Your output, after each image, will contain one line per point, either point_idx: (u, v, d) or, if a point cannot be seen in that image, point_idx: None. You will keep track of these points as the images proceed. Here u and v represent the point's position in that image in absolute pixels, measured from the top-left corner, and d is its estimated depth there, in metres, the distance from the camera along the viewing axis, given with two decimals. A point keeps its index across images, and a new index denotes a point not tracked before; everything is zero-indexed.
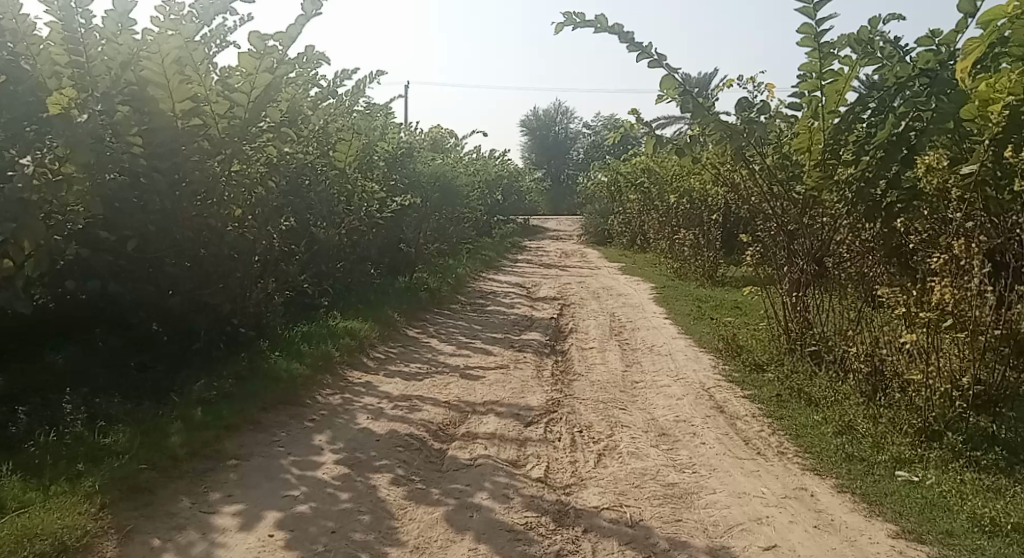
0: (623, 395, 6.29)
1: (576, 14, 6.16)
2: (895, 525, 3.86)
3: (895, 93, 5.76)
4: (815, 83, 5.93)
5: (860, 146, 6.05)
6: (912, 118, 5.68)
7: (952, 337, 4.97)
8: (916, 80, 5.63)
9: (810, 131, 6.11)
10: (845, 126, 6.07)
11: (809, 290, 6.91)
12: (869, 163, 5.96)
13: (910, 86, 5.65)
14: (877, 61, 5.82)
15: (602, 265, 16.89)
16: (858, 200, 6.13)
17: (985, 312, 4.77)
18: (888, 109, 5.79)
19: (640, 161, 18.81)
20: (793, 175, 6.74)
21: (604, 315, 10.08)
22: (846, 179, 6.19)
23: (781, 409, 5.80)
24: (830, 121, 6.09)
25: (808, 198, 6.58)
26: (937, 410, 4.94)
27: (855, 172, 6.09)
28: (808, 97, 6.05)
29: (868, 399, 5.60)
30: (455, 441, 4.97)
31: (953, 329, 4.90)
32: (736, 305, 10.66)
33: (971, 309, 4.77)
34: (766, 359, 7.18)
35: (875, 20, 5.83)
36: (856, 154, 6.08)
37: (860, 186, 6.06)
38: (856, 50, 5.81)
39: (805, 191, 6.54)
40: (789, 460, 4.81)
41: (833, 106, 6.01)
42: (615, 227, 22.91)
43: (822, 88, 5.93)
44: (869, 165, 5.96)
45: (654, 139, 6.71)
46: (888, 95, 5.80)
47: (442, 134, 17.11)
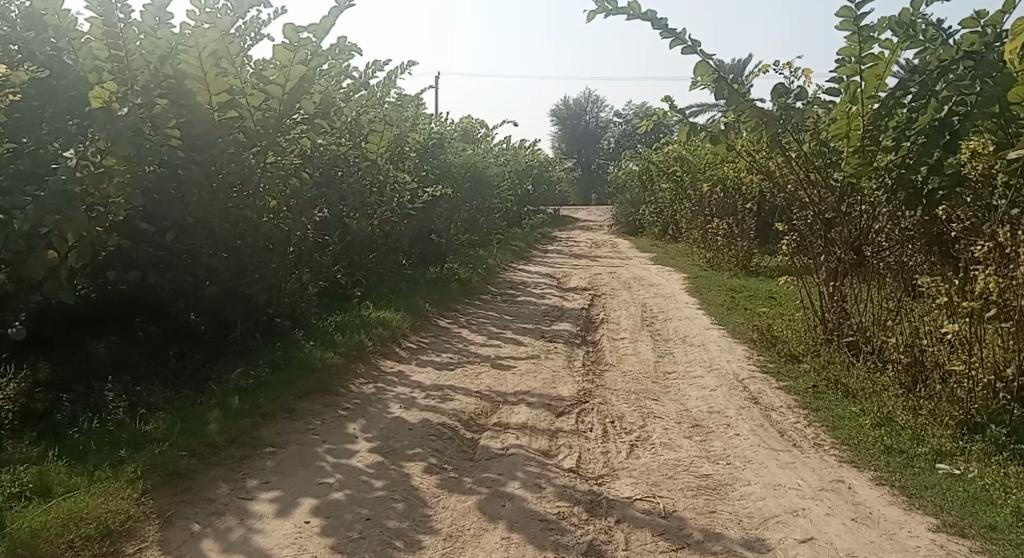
0: (656, 385, 6.26)
1: (609, 1, 6.10)
2: (936, 518, 3.79)
3: (938, 78, 5.60)
4: (854, 67, 5.81)
5: (901, 132, 5.94)
6: (956, 102, 5.55)
7: (996, 327, 4.86)
8: (960, 63, 5.48)
9: (848, 116, 5.99)
10: (886, 111, 5.92)
11: (847, 280, 6.79)
12: (909, 151, 5.85)
13: (953, 70, 5.51)
14: (918, 45, 5.66)
15: (633, 255, 16.78)
16: (898, 187, 6.00)
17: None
18: (930, 93, 5.64)
19: (672, 149, 18.60)
20: (831, 162, 6.64)
21: (636, 305, 10.02)
22: (886, 166, 6.06)
23: (817, 401, 5.72)
24: (870, 106, 5.98)
25: (847, 186, 6.48)
26: (980, 402, 4.84)
27: (895, 159, 5.98)
28: (847, 82, 5.93)
29: (907, 391, 5.49)
30: (487, 431, 4.99)
31: (997, 319, 4.80)
32: (770, 295, 10.52)
33: (1016, 298, 4.68)
34: (802, 350, 7.09)
35: (919, 2, 5.69)
36: (896, 140, 5.96)
37: (900, 172, 5.94)
38: (897, 33, 5.64)
39: (844, 178, 6.44)
40: (826, 452, 4.75)
41: (873, 91, 5.90)
42: (647, 217, 22.73)
43: (861, 73, 5.82)
44: (910, 152, 5.86)
45: (688, 126, 6.64)
46: (930, 79, 5.63)
47: (472, 124, 17.12)
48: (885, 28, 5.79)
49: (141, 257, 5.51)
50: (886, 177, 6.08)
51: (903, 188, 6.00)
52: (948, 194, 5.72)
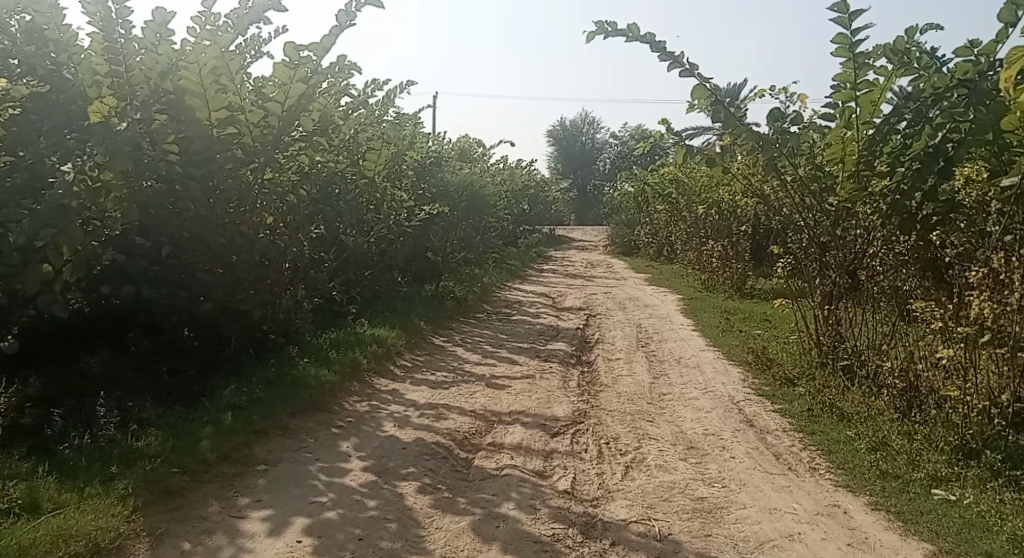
0: (651, 407, 6.24)
1: (609, 22, 6.16)
2: (932, 544, 3.77)
3: (932, 104, 5.66)
4: (849, 93, 5.87)
5: (895, 158, 6.00)
6: (949, 130, 5.56)
7: (990, 352, 4.88)
8: (954, 91, 5.53)
9: (843, 141, 6.07)
10: (880, 138, 6.00)
11: (841, 303, 6.80)
12: (904, 177, 5.89)
13: (947, 97, 5.56)
14: (913, 72, 5.76)
15: (629, 276, 16.81)
16: (892, 212, 6.03)
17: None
18: (924, 120, 5.71)
19: (668, 171, 18.72)
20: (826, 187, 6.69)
21: (631, 326, 10.03)
22: (881, 191, 6.11)
23: (812, 424, 5.70)
24: (864, 132, 6.05)
25: (841, 210, 6.51)
26: (975, 428, 4.83)
27: (890, 185, 6.01)
28: (843, 108, 5.98)
29: (902, 415, 5.48)
30: (481, 451, 4.96)
31: (991, 345, 4.83)
32: (764, 317, 10.54)
33: (1011, 324, 4.70)
34: (796, 373, 7.09)
35: (913, 30, 5.77)
36: (891, 165, 6.01)
37: (895, 199, 5.97)
38: (892, 60, 5.73)
39: (838, 203, 6.47)
40: (821, 477, 4.72)
41: (868, 117, 5.94)
42: (642, 239, 22.80)
43: (856, 99, 5.87)
44: (904, 178, 5.88)
45: (684, 149, 6.67)
46: (924, 106, 5.72)
47: (469, 143, 17.23)
48: (880, 55, 5.84)
49: (136, 272, 5.49)
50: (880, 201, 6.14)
51: (898, 214, 6.04)
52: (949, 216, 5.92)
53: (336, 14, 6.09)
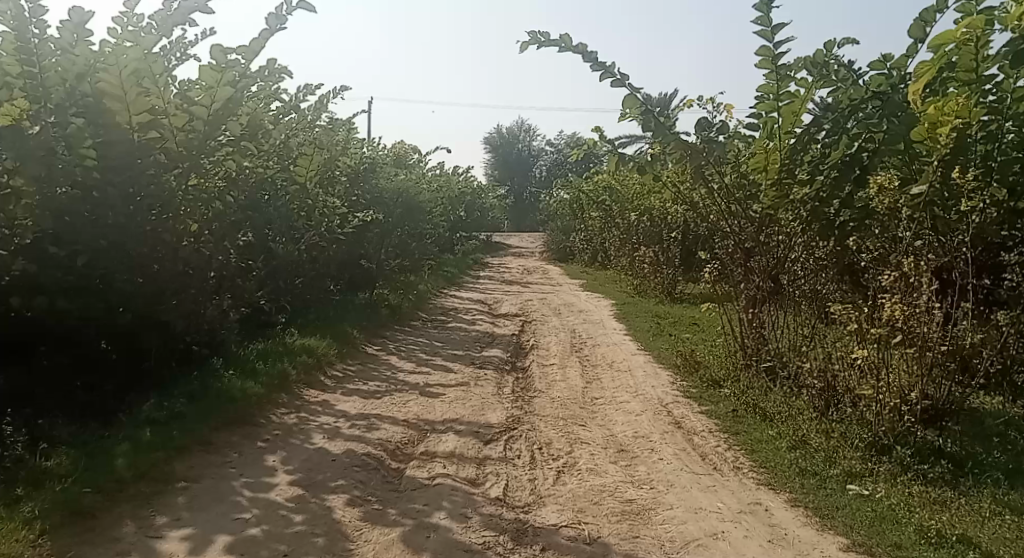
0: (584, 411, 6.30)
1: (542, 33, 6.22)
2: (846, 538, 3.91)
3: (848, 116, 5.92)
4: (772, 104, 6.05)
5: (815, 166, 6.21)
6: (864, 139, 5.89)
7: (901, 353, 5.09)
8: (869, 102, 5.82)
9: (765, 151, 6.20)
10: (800, 147, 6.24)
11: (765, 307, 7.00)
12: (822, 184, 6.10)
13: (862, 109, 5.83)
14: (831, 83, 5.91)
15: (564, 282, 16.97)
16: (812, 219, 6.22)
17: (932, 328, 4.94)
18: (842, 131, 5.96)
19: (602, 179, 18.99)
20: (749, 195, 6.89)
21: (565, 331, 10.11)
22: (802, 200, 6.22)
23: (737, 425, 5.86)
24: (786, 141, 6.17)
25: (764, 217, 6.73)
26: (886, 425, 5.03)
27: (809, 193, 6.16)
28: (765, 118, 6.17)
29: (820, 414, 5.69)
30: (412, 460, 4.91)
31: (902, 345, 5.02)
32: (694, 322, 10.78)
33: (920, 325, 4.93)
34: (722, 376, 7.28)
35: (830, 44, 6.02)
36: (811, 173, 6.22)
37: (814, 206, 6.18)
38: (811, 72, 5.97)
39: (761, 210, 6.69)
40: (745, 476, 4.85)
41: (789, 127, 6.07)
42: (577, 245, 23.06)
43: (778, 110, 6.04)
44: (824, 185, 6.12)
45: (617, 157, 6.79)
46: (842, 117, 5.95)
47: (404, 150, 17.14)
48: (801, 68, 6.07)
49: (49, 283, 5.08)
50: (806, 208, 6.21)
51: (816, 220, 6.25)
52: (859, 222, 6.13)
53: (265, 18, 5.97)
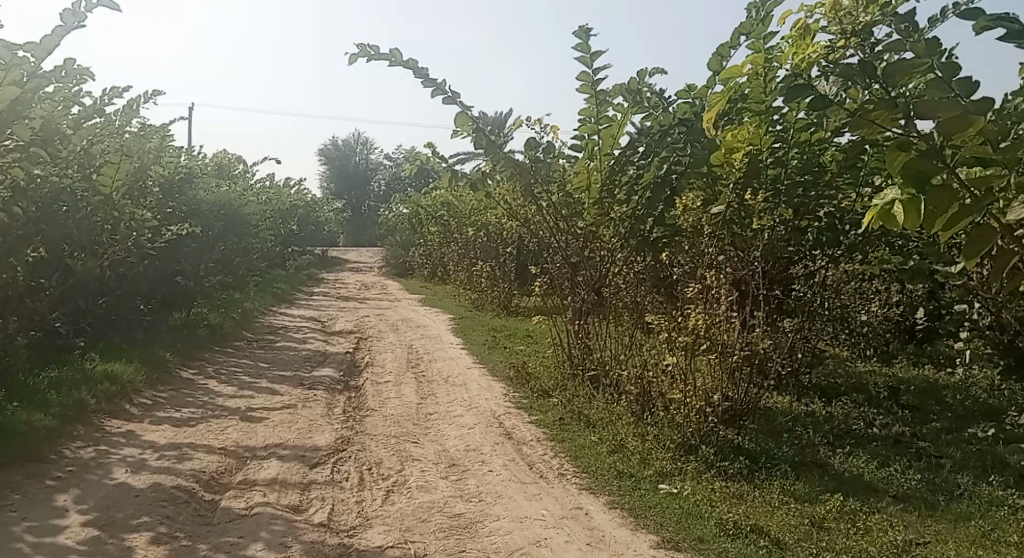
0: (416, 428, 6.26)
1: (371, 46, 6.15)
2: (656, 535, 4.15)
3: (660, 140, 6.20)
4: (593, 126, 6.39)
5: (630, 188, 6.55)
6: (672, 163, 6.21)
7: (706, 359, 5.55)
8: (676, 128, 6.11)
9: (587, 171, 6.66)
10: (618, 167, 6.53)
11: (590, 318, 7.29)
12: (638, 204, 6.49)
13: (670, 133, 6.13)
14: (644, 110, 6.37)
15: (401, 297, 16.82)
16: (629, 236, 6.69)
17: (731, 337, 5.44)
18: (653, 154, 6.26)
19: (439, 194, 19.07)
20: (575, 213, 7.16)
21: (401, 347, 10.01)
22: (619, 217, 6.70)
23: (563, 432, 6.07)
24: (606, 162, 6.60)
25: (588, 233, 7.05)
26: (693, 426, 5.41)
27: (626, 211, 6.61)
28: (587, 140, 6.53)
29: (636, 418, 6.02)
30: (229, 490, 4.65)
31: (706, 353, 5.51)
32: (528, 334, 11.06)
33: (720, 333, 5.42)
34: (551, 385, 7.50)
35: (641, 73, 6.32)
36: (627, 194, 6.59)
37: (631, 223, 6.59)
38: (627, 99, 6.35)
39: (585, 226, 7.00)
40: (568, 481, 5.03)
41: (608, 149, 6.51)
42: (415, 260, 22.98)
43: (598, 132, 6.42)
44: (638, 205, 6.50)
45: (450, 173, 6.84)
46: (653, 141, 6.25)
47: (228, 160, 16.31)
48: (619, 92, 6.40)
49: None
50: (619, 225, 6.72)
51: (633, 237, 6.65)
52: (672, 238, 6.56)
53: (60, 13, 5.46)
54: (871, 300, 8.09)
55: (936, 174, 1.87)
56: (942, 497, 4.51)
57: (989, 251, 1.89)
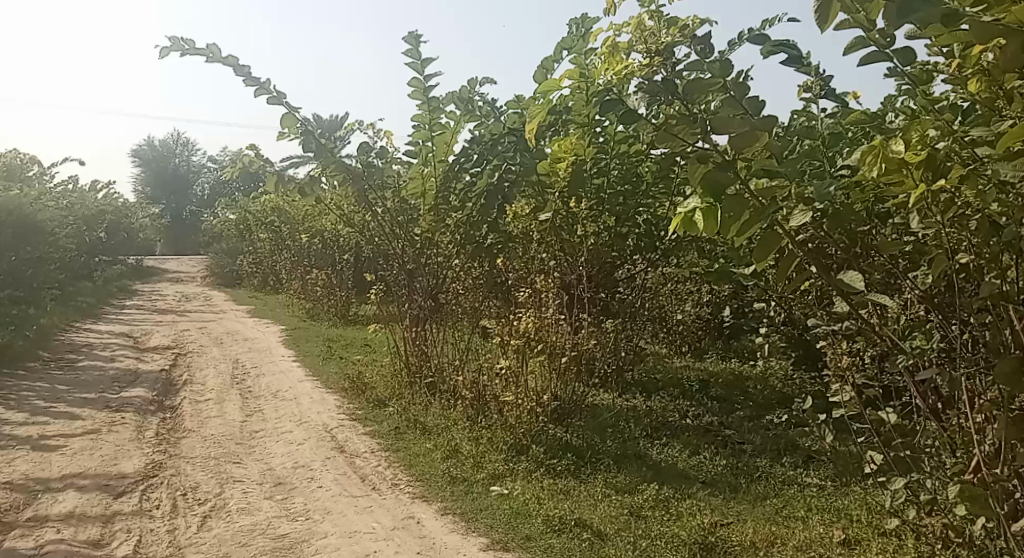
0: (239, 447, 5.94)
1: (184, 40, 5.76)
2: (485, 538, 4.19)
3: (490, 148, 6.30)
4: (426, 133, 6.28)
5: (465, 194, 6.64)
6: (503, 171, 6.35)
7: (538, 360, 5.67)
8: (506, 137, 6.19)
9: (421, 176, 6.43)
10: (452, 175, 6.57)
11: (427, 324, 7.18)
12: (473, 210, 6.57)
13: (500, 142, 6.21)
14: (476, 119, 6.41)
15: (228, 308, 15.95)
16: (465, 242, 6.72)
17: (561, 337, 5.61)
18: (487, 160, 6.37)
19: (267, 199, 18.27)
20: (412, 219, 6.99)
21: (226, 362, 9.47)
22: (454, 224, 6.67)
23: (397, 442, 5.94)
24: (440, 168, 6.49)
25: (424, 240, 6.92)
26: (525, 426, 5.50)
27: (461, 217, 6.66)
28: (421, 146, 6.38)
29: (471, 423, 6.01)
30: (14, 530, 4.16)
31: (538, 354, 5.64)
32: (364, 343, 10.84)
33: (550, 334, 5.59)
34: (388, 395, 7.21)
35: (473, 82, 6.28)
36: (461, 201, 6.66)
37: (467, 229, 6.66)
38: (459, 107, 6.38)
39: (421, 233, 6.86)
40: (401, 491, 4.96)
41: (443, 155, 6.39)
42: (243, 268, 21.87)
43: (432, 139, 6.29)
44: (472, 212, 6.64)
45: (276, 176, 6.55)
46: (486, 148, 6.33)
47: (21, 160, 14.71)
48: (449, 101, 6.47)
49: None
50: (455, 232, 6.70)
51: (468, 242, 6.75)
52: (506, 245, 6.71)
53: None
54: (685, 300, 8.66)
55: (731, 184, 2.03)
56: (743, 479, 4.92)
57: (772, 256, 2.12)
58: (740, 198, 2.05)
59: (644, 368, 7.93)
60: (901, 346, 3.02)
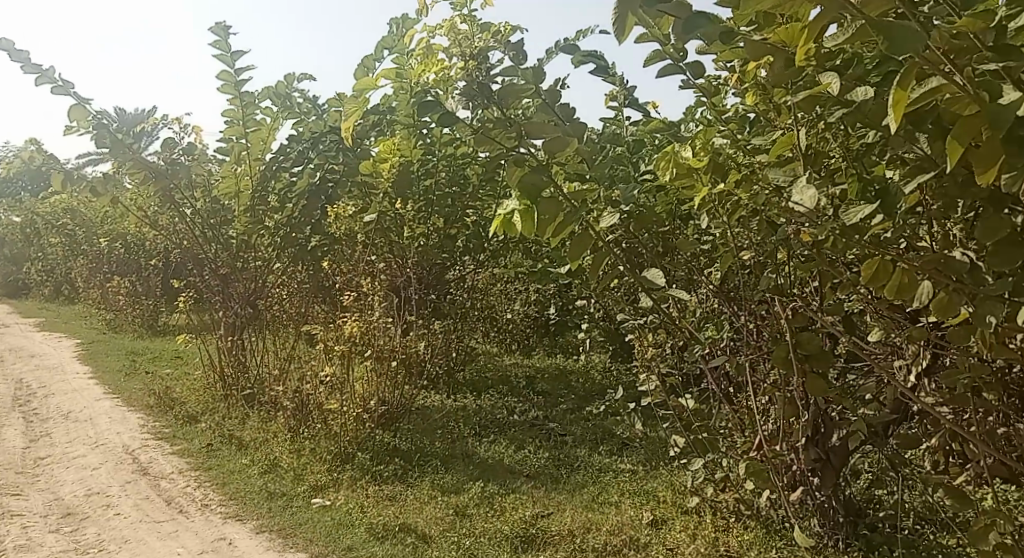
0: (21, 477, 5.33)
1: None
2: (304, 553, 3.86)
3: (310, 146, 5.91)
4: (240, 129, 5.72)
5: (285, 194, 6.16)
6: (325, 170, 5.87)
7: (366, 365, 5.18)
8: (327, 136, 5.83)
9: (234, 175, 5.87)
10: (270, 174, 6.06)
11: (245, 332, 6.76)
12: (294, 211, 6.06)
13: (323, 141, 5.84)
14: (295, 116, 5.91)
15: (12, 323, 14.21)
16: (286, 245, 6.32)
17: (390, 341, 5.26)
18: (306, 160, 5.94)
19: (58, 201, 16.49)
20: (225, 220, 6.61)
21: (7, 384, 8.42)
22: (272, 226, 6.22)
23: (208, 458, 5.36)
24: (256, 167, 5.96)
25: (240, 243, 6.55)
26: (350, 435, 5.04)
27: (282, 219, 6.14)
28: (233, 143, 5.81)
29: (292, 434, 5.40)
30: None
31: (365, 358, 5.17)
32: (175, 355, 10.04)
33: (377, 337, 5.17)
34: (200, 409, 6.52)
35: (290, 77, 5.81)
36: (282, 201, 6.18)
37: (286, 232, 6.18)
38: (276, 102, 5.83)
39: (236, 235, 6.48)
40: (212, 512, 4.44)
41: (260, 153, 5.88)
42: (31, 277, 19.65)
43: (246, 136, 5.75)
44: (292, 213, 6.08)
45: (64, 175, 5.92)
46: (304, 147, 5.93)
47: None
48: (265, 97, 6.06)
49: None
50: (273, 235, 6.27)
51: (289, 245, 6.29)
52: (329, 246, 6.18)
53: None
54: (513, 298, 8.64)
55: (545, 187, 2.06)
56: (565, 470, 5.00)
57: (584, 256, 2.13)
58: (555, 200, 2.05)
59: (475, 367, 7.74)
60: (697, 338, 3.23)
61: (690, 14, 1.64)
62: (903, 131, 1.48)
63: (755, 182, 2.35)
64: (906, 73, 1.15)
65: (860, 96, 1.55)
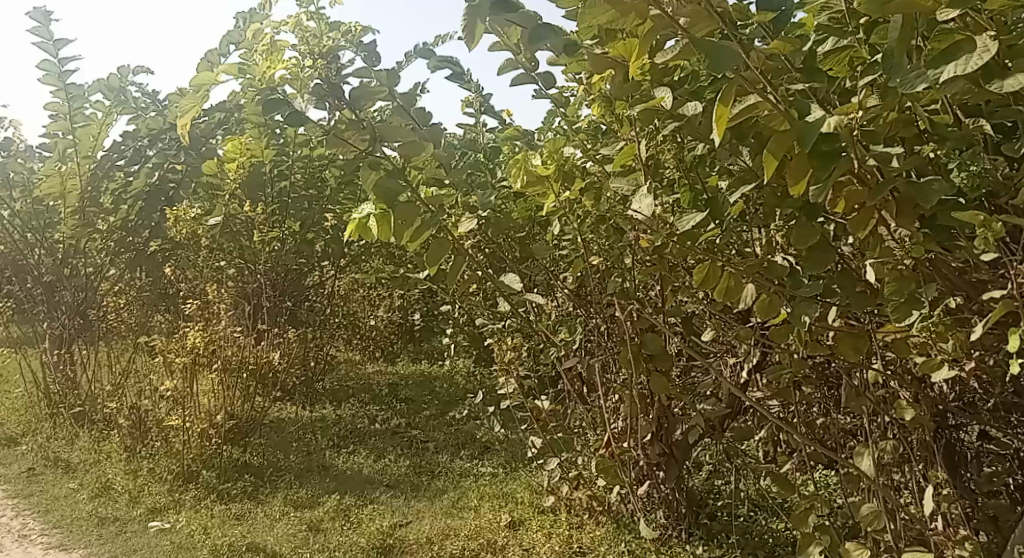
0: None
1: None
2: None
3: (148, 143, 5.57)
4: (66, 125, 5.16)
5: (119, 194, 5.64)
6: (166, 169, 5.56)
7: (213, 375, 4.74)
8: (167, 134, 5.51)
9: (60, 174, 5.22)
10: (102, 172, 5.50)
11: (78, 343, 6.02)
12: (127, 214, 5.68)
13: (162, 139, 5.52)
14: (130, 110, 5.46)
15: None
16: (121, 249, 5.83)
17: (238, 350, 4.92)
18: (143, 159, 5.58)
19: None
20: (50, 223, 5.97)
21: None
22: (105, 230, 5.71)
23: (28, 485, 4.65)
24: (86, 165, 5.36)
25: (67, 247, 5.89)
26: (194, 452, 4.56)
27: (116, 221, 5.65)
28: (57, 140, 5.25)
29: (129, 454, 4.89)
30: None
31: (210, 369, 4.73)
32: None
33: (224, 347, 4.79)
34: (19, 431, 5.78)
35: (123, 70, 5.40)
36: (115, 202, 5.66)
37: (121, 236, 5.76)
38: (108, 97, 5.35)
39: (61, 241, 5.83)
40: (31, 543, 3.74)
41: (89, 151, 5.29)
42: None
43: (73, 131, 5.17)
44: (130, 215, 5.69)
45: None
46: (140, 145, 5.54)
47: None
48: (97, 89, 5.59)
49: None
50: (108, 239, 5.74)
51: (126, 250, 5.84)
52: (170, 251, 5.91)
53: None
54: (377, 306, 7.89)
55: (400, 192, 1.99)
56: (440, 456, 4.80)
57: (442, 260, 2.10)
58: (412, 204, 1.99)
59: (335, 376, 7.10)
60: (551, 340, 3.27)
61: (535, 25, 1.66)
62: (729, 143, 1.59)
63: (604, 204, 2.46)
64: (726, 89, 1.24)
65: (691, 110, 1.61)
